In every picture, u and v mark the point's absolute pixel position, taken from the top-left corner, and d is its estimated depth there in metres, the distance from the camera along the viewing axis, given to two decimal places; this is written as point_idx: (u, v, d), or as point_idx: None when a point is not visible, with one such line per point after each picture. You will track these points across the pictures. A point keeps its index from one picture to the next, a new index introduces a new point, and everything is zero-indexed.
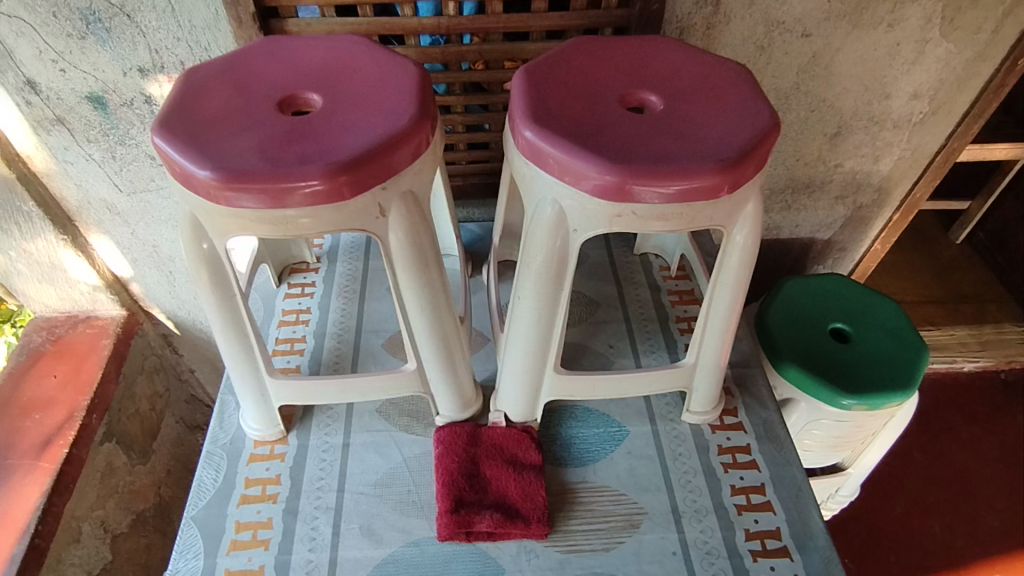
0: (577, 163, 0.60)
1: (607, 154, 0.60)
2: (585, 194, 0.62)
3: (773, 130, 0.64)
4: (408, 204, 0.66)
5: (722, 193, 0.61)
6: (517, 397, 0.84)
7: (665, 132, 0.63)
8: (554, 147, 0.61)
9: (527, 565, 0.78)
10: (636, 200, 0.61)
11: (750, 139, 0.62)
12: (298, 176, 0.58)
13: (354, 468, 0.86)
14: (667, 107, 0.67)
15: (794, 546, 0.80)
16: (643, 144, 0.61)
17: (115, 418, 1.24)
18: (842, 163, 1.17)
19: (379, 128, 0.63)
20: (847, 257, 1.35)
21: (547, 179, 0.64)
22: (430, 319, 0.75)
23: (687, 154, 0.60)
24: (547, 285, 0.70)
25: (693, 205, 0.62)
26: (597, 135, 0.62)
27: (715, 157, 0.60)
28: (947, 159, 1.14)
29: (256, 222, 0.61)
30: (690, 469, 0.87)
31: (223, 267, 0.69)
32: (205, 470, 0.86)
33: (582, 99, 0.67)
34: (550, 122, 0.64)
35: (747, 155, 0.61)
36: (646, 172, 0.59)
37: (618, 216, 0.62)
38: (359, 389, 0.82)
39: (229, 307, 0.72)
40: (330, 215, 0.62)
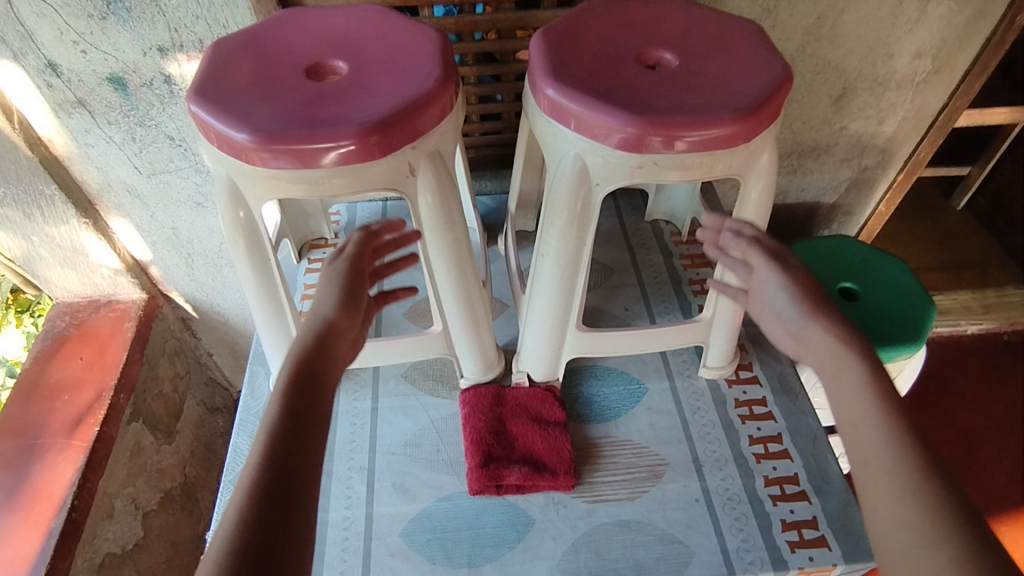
0: (600, 116, 0.62)
1: (628, 108, 0.62)
2: (607, 147, 0.64)
3: (787, 81, 0.66)
4: (435, 164, 0.68)
5: (740, 142, 0.63)
6: (539, 355, 0.87)
7: (683, 86, 0.65)
8: (576, 102, 0.63)
9: (556, 515, 0.81)
10: (657, 151, 0.62)
11: (764, 90, 0.64)
12: (332, 137, 0.60)
13: (384, 430, 0.89)
14: (682, 62, 0.68)
15: (811, 488, 0.83)
16: (662, 97, 0.63)
17: (141, 398, 1.27)
18: (848, 126, 1.19)
19: (407, 91, 0.65)
20: (852, 220, 1.37)
21: (570, 133, 0.66)
22: (457, 280, 0.78)
23: (705, 105, 0.62)
24: (570, 242, 0.72)
25: (712, 154, 0.64)
26: (617, 90, 0.64)
27: (731, 108, 0.62)
28: (950, 118, 1.15)
29: (292, 183, 0.63)
30: (709, 421, 0.90)
31: (258, 234, 0.71)
32: (240, 437, 0.88)
33: (600, 58, 0.69)
34: (571, 79, 0.66)
35: (763, 105, 0.63)
36: (667, 123, 0.61)
37: (640, 166, 0.64)
38: (388, 352, 0.85)
39: (264, 273, 0.74)
40: (363, 174, 0.63)
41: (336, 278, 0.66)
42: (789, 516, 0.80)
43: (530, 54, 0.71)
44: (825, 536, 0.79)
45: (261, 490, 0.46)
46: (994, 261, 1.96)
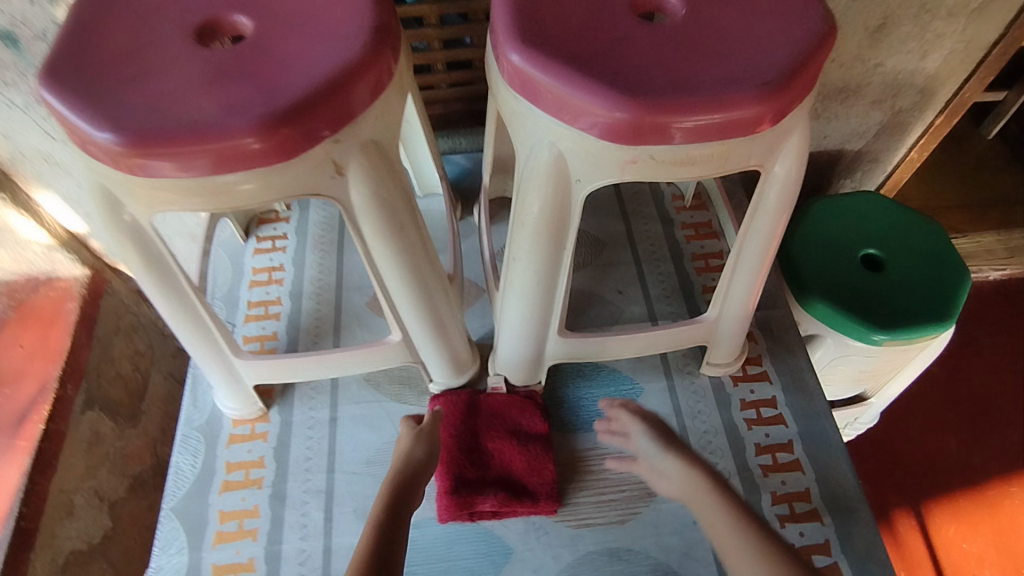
0: (579, 95, 0.46)
1: (617, 84, 0.46)
2: (588, 136, 0.48)
3: (829, 38, 0.50)
4: (371, 156, 0.51)
5: (765, 126, 0.48)
6: (517, 363, 0.75)
7: (692, 47, 0.49)
8: (548, 76, 0.48)
9: (537, 543, 0.72)
10: (655, 142, 0.47)
11: (800, 53, 0.48)
12: (223, 133, 0.45)
13: (344, 445, 0.79)
14: (691, 9, 0.52)
15: (824, 507, 0.74)
16: (663, 66, 0.47)
17: (94, 385, 1.16)
18: (883, 64, 1.00)
19: (325, 61, 0.49)
20: (879, 168, 1.20)
21: (540, 116, 0.50)
22: (412, 288, 0.64)
23: (720, 77, 0.47)
24: (546, 248, 0.58)
25: (727, 144, 0.48)
26: (603, 56, 0.48)
27: (755, 81, 0.47)
28: (1007, 51, 0.97)
29: (179, 193, 0.48)
30: (711, 428, 0.79)
31: (151, 244, 0.56)
32: (181, 456, 0.78)
33: (582, 6, 0.52)
34: (542, 40, 0.49)
35: (795, 76, 0.47)
36: (669, 106, 0.45)
37: (633, 162, 0.49)
38: (337, 363, 0.72)
39: (172, 288, 0.61)
40: (274, 180, 0.48)
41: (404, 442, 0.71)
42: (798, 540, 0.72)
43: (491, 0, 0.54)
44: (837, 563, 0.71)
45: None
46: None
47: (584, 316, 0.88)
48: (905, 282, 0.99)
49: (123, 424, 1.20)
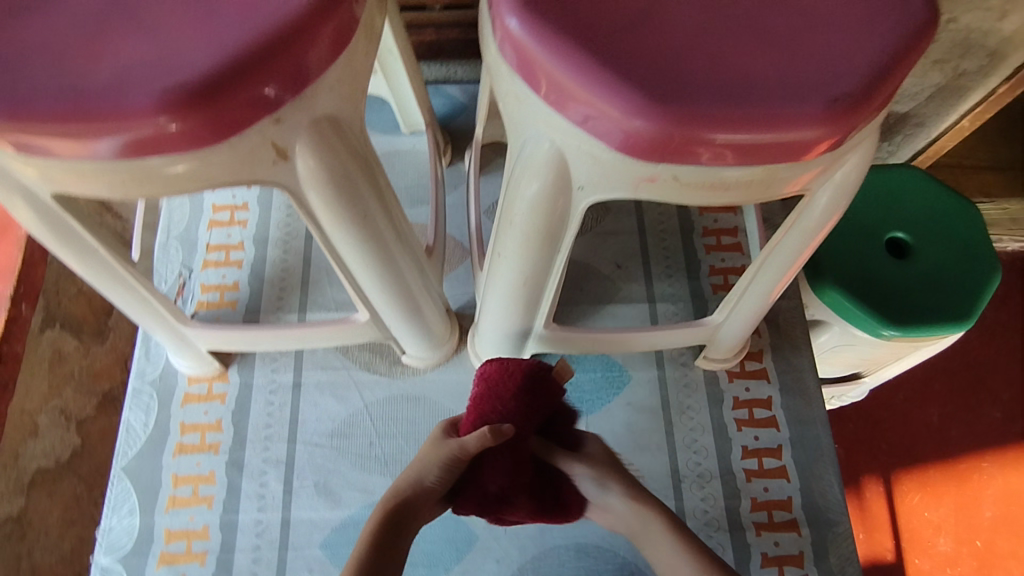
0: (598, 91, 0.37)
1: (648, 80, 0.36)
2: (600, 143, 0.39)
3: (926, 36, 0.39)
4: (327, 137, 0.41)
5: (826, 146, 0.39)
6: (498, 347, 0.69)
7: (749, 32, 0.38)
8: (559, 60, 0.37)
9: (504, 533, 0.70)
10: (685, 158, 0.38)
11: (887, 52, 0.38)
12: (123, 111, 0.34)
13: (307, 415, 0.74)
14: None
15: (804, 517, 0.71)
16: (710, 58, 0.37)
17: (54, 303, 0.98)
18: (959, 19, 0.86)
19: (265, 13, 0.37)
20: (923, 133, 1.07)
21: (543, 108, 0.40)
22: (381, 273, 0.56)
23: (780, 80, 0.37)
24: (536, 251, 0.50)
25: (771, 167, 0.39)
26: (634, 36, 0.38)
27: (824, 89, 0.37)
28: None
29: (75, 173, 0.39)
30: (698, 426, 0.75)
31: (42, 200, 0.47)
32: (133, 413, 0.73)
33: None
34: (558, 7, 0.38)
35: (874, 90, 0.37)
36: (711, 117, 0.36)
37: (650, 180, 0.41)
38: (301, 336, 0.68)
39: (97, 263, 0.55)
40: (200, 165, 0.39)
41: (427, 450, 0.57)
42: (772, 550, 0.70)
43: None
44: None
45: None
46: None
47: (576, 291, 0.80)
48: (920, 272, 0.90)
49: (89, 341, 1.02)
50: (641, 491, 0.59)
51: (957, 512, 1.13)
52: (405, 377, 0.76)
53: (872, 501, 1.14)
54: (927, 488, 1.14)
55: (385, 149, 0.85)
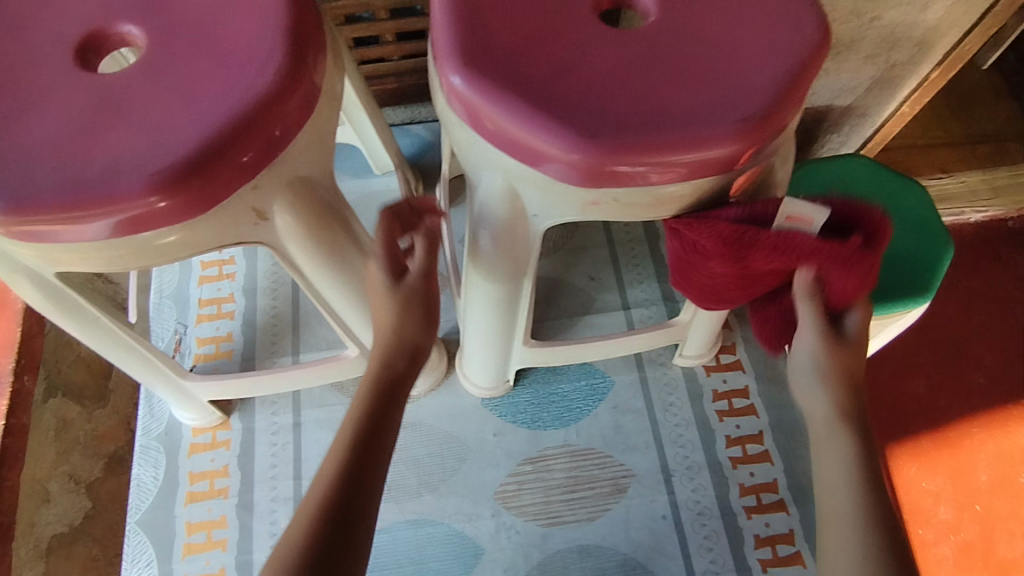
0: (538, 132, 0.41)
1: (581, 119, 0.41)
2: (546, 177, 0.44)
3: (819, 55, 0.44)
4: (300, 195, 0.46)
5: (743, 160, 0.44)
6: (483, 367, 0.73)
7: (664, 69, 0.44)
8: (500, 108, 0.42)
9: (508, 543, 0.73)
10: (621, 183, 0.43)
11: (786, 74, 0.43)
12: (117, 196, 0.39)
13: (310, 451, 0.77)
14: (663, 18, 0.46)
15: (790, 497, 0.75)
16: (633, 95, 0.42)
17: (55, 371, 0.97)
18: (881, 17, 0.90)
19: (231, 94, 0.42)
20: (867, 123, 1.09)
21: (492, 151, 0.45)
22: (367, 312, 0.61)
23: (695, 108, 0.42)
24: (503, 274, 0.54)
25: (699, 183, 0.44)
26: (565, 82, 0.43)
27: (734, 111, 0.42)
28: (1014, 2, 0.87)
29: (74, 253, 0.43)
30: (682, 421, 0.79)
31: (47, 280, 0.51)
32: (143, 468, 0.76)
33: (537, 15, 0.46)
34: (495, 62, 0.43)
35: (776, 108, 0.43)
36: (639, 145, 0.41)
37: (595, 204, 0.46)
38: (296, 377, 0.71)
39: (98, 330, 0.59)
40: (187, 235, 0.43)
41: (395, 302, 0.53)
42: (763, 531, 0.73)
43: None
44: (799, 552, 0.72)
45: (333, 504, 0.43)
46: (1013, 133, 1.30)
47: (553, 305, 0.84)
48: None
49: (93, 406, 0.98)
50: (846, 403, 0.48)
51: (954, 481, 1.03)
52: None
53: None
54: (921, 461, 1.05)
55: (359, 193, 0.89)
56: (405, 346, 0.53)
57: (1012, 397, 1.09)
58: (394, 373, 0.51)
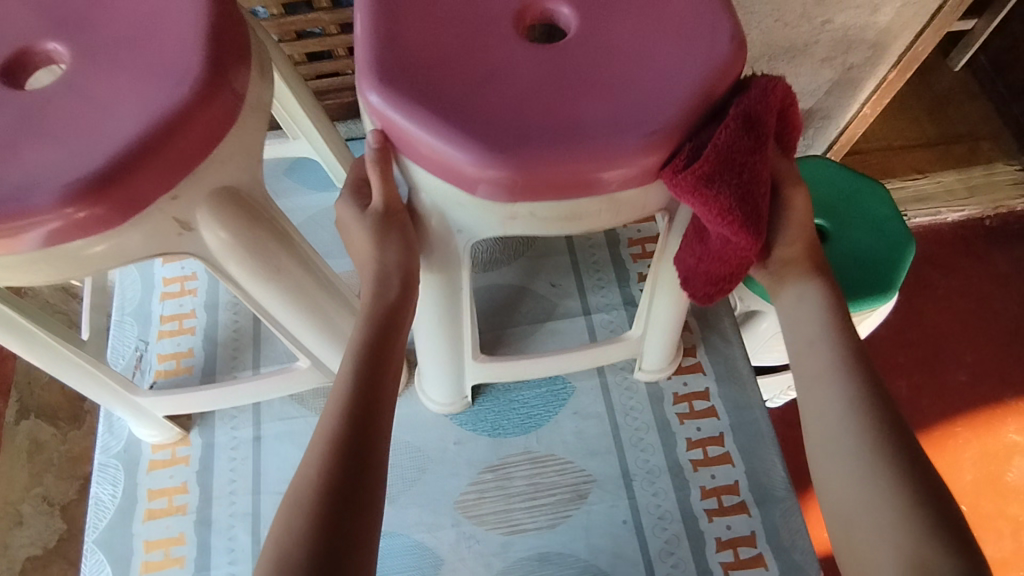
0: (453, 147, 0.43)
1: (494, 133, 0.43)
2: (468, 193, 0.45)
3: (730, 70, 0.46)
4: (227, 205, 0.47)
5: (657, 171, 0.46)
6: (438, 382, 0.73)
7: (578, 84, 0.45)
8: (420, 130, 0.44)
9: (468, 553, 0.72)
10: (536, 196, 0.45)
11: (697, 87, 0.45)
12: (28, 209, 0.40)
13: (269, 465, 0.77)
14: (579, 37, 0.48)
15: (752, 499, 0.74)
16: (546, 109, 0.44)
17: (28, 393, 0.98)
18: (834, 20, 0.86)
19: (145, 111, 0.43)
20: (832, 124, 1.06)
21: (416, 167, 0.46)
22: (316, 329, 0.61)
23: (607, 121, 0.44)
24: (439, 284, 0.55)
25: (616, 196, 0.46)
26: (481, 100, 0.45)
27: (644, 125, 0.44)
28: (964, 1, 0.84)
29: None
30: (643, 425, 0.79)
31: None
32: (101, 486, 0.76)
33: (457, 39, 0.48)
34: (413, 81, 0.45)
35: (686, 121, 0.45)
36: (550, 158, 0.43)
37: (514, 218, 0.47)
38: (251, 391, 0.73)
39: (25, 337, 0.60)
40: (106, 246, 0.44)
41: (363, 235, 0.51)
42: (725, 534, 0.73)
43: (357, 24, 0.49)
44: (762, 554, 0.71)
45: (342, 466, 0.44)
46: (989, 130, 1.24)
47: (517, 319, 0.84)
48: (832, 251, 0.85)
49: (68, 427, 0.98)
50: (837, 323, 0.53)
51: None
52: None
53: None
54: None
55: (322, 206, 0.90)
56: (396, 272, 0.51)
57: (992, 395, 1.05)
58: (386, 322, 0.51)
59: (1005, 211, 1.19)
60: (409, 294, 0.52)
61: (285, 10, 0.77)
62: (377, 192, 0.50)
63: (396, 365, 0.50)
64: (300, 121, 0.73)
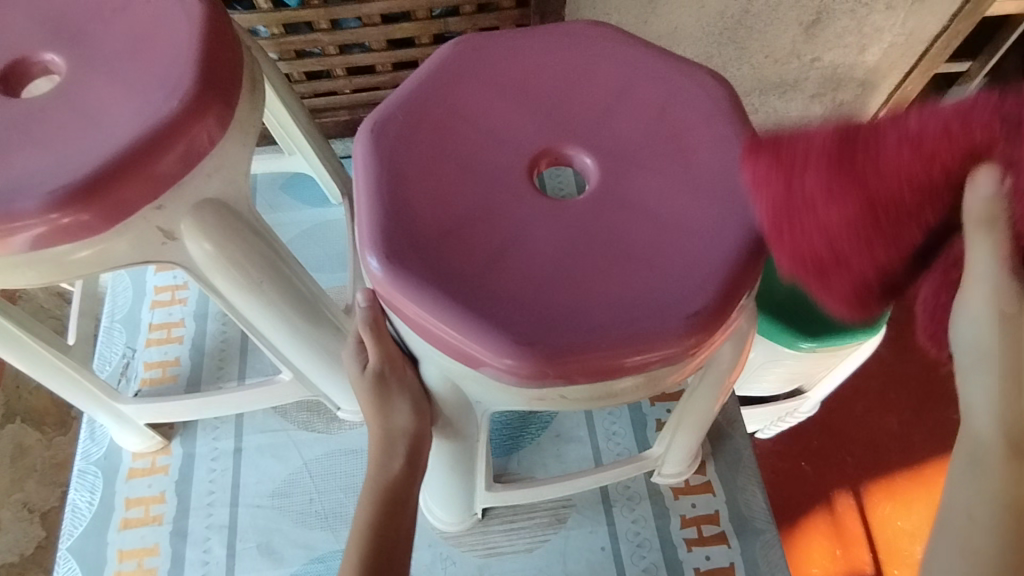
0: (476, 341, 0.38)
1: (522, 323, 0.39)
2: (487, 378, 0.40)
3: (769, 235, 0.42)
4: (212, 215, 0.48)
5: (702, 352, 0.41)
6: (446, 501, 0.68)
7: (607, 256, 0.41)
8: (429, 309, 0.39)
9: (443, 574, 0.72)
10: (572, 386, 0.39)
11: (740, 258, 0.41)
12: (13, 212, 0.41)
13: (248, 478, 0.77)
14: (603, 191, 0.44)
15: (731, 528, 0.74)
16: (574, 289, 0.40)
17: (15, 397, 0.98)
18: (822, 58, 0.82)
19: (135, 121, 0.45)
20: None
21: (430, 348, 0.41)
22: (301, 345, 0.62)
23: (644, 302, 0.40)
24: (451, 435, 0.53)
25: (655, 374, 0.41)
26: (500, 277, 0.40)
27: (687, 307, 0.40)
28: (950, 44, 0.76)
29: None
30: (624, 450, 0.78)
31: None
32: (79, 493, 0.76)
33: (466, 190, 0.43)
34: (424, 252, 0.41)
35: (728, 300, 0.40)
36: (587, 350, 0.38)
37: (541, 398, 0.41)
38: (233, 402, 0.73)
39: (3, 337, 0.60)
40: (88, 252, 0.45)
41: (370, 400, 0.53)
42: (703, 564, 0.72)
43: (355, 168, 0.44)
44: None
45: None
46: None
47: (526, 433, 0.79)
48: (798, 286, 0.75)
49: (53, 433, 0.97)
50: None
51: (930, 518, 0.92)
52: (341, 432, 0.79)
53: (843, 514, 0.93)
54: (895, 495, 0.94)
55: (315, 221, 0.91)
56: (402, 439, 0.54)
57: None
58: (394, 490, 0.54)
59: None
60: (418, 462, 0.55)
61: (287, 29, 0.80)
62: (375, 352, 0.51)
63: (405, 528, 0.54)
64: (295, 140, 0.74)
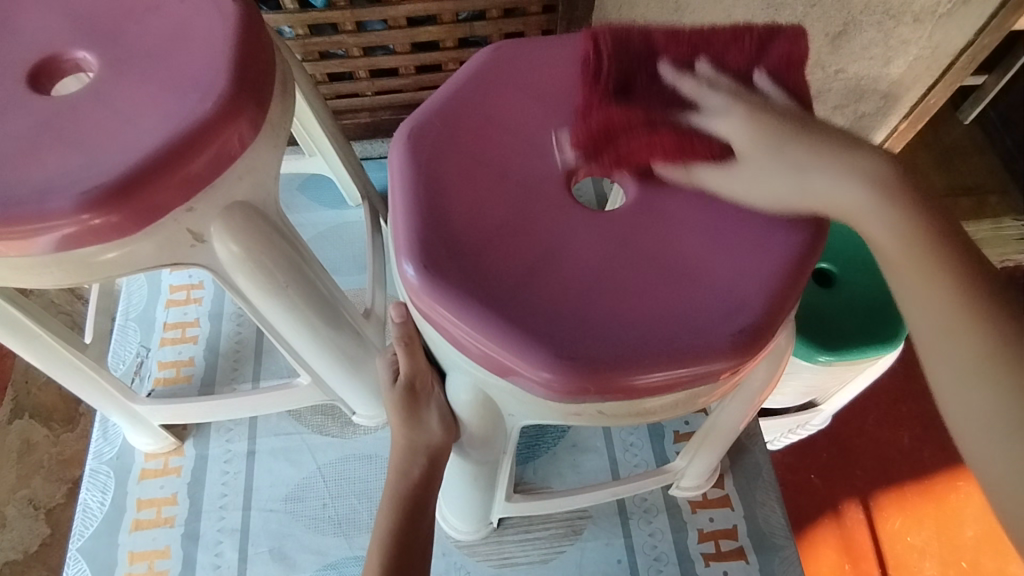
0: (512, 354, 0.37)
1: (560, 336, 0.38)
2: (521, 390, 0.39)
3: (812, 251, 0.42)
4: (241, 217, 0.47)
5: (740, 371, 0.40)
6: (462, 511, 0.67)
7: (646, 271, 0.41)
8: (464, 318, 0.38)
9: None
10: (608, 401, 0.39)
11: (784, 274, 0.41)
12: (44, 212, 0.41)
13: (261, 481, 0.76)
14: (641, 204, 0.44)
15: (749, 545, 0.73)
16: (614, 299, 0.39)
17: (23, 392, 0.97)
18: (846, 70, 0.78)
19: (168, 122, 0.44)
20: None
21: (465, 361, 0.41)
22: (321, 349, 0.61)
23: (682, 320, 0.39)
24: (474, 453, 0.52)
25: (694, 392, 0.40)
26: (537, 286, 0.39)
27: (729, 323, 0.39)
28: (977, 58, 0.72)
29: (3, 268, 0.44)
30: (641, 462, 0.77)
31: None
32: (90, 493, 0.75)
33: (504, 199, 0.43)
34: (461, 261, 0.40)
35: (772, 318, 0.40)
36: (625, 366, 0.37)
37: (577, 414, 0.40)
38: (249, 405, 0.72)
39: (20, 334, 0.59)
40: (115, 253, 0.44)
41: (398, 414, 0.53)
42: None
43: (389, 176, 0.44)
44: None
45: None
46: (995, 184, 1.15)
47: (543, 443, 0.78)
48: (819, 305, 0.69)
49: (60, 429, 0.95)
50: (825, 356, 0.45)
51: (940, 533, 0.90)
52: (356, 437, 0.78)
53: (853, 528, 0.91)
54: (906, 510, 0.91)
55: (333, 223, 0.91)
56: (422, 451, 0.53)
57: None
58: (415, 501, 0.53)
59: (1011, 266, 1.08)
60: (437, 471, 0.54)
61: (312, 30, 0.80)
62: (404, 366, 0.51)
63: (420, 542, 0.53)
64: (315, 139, 0.73)
